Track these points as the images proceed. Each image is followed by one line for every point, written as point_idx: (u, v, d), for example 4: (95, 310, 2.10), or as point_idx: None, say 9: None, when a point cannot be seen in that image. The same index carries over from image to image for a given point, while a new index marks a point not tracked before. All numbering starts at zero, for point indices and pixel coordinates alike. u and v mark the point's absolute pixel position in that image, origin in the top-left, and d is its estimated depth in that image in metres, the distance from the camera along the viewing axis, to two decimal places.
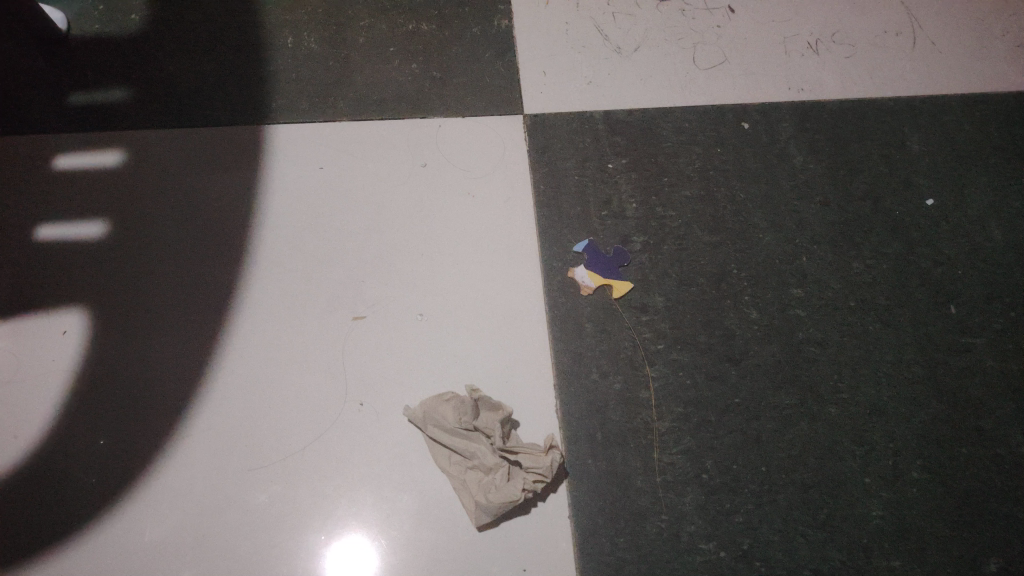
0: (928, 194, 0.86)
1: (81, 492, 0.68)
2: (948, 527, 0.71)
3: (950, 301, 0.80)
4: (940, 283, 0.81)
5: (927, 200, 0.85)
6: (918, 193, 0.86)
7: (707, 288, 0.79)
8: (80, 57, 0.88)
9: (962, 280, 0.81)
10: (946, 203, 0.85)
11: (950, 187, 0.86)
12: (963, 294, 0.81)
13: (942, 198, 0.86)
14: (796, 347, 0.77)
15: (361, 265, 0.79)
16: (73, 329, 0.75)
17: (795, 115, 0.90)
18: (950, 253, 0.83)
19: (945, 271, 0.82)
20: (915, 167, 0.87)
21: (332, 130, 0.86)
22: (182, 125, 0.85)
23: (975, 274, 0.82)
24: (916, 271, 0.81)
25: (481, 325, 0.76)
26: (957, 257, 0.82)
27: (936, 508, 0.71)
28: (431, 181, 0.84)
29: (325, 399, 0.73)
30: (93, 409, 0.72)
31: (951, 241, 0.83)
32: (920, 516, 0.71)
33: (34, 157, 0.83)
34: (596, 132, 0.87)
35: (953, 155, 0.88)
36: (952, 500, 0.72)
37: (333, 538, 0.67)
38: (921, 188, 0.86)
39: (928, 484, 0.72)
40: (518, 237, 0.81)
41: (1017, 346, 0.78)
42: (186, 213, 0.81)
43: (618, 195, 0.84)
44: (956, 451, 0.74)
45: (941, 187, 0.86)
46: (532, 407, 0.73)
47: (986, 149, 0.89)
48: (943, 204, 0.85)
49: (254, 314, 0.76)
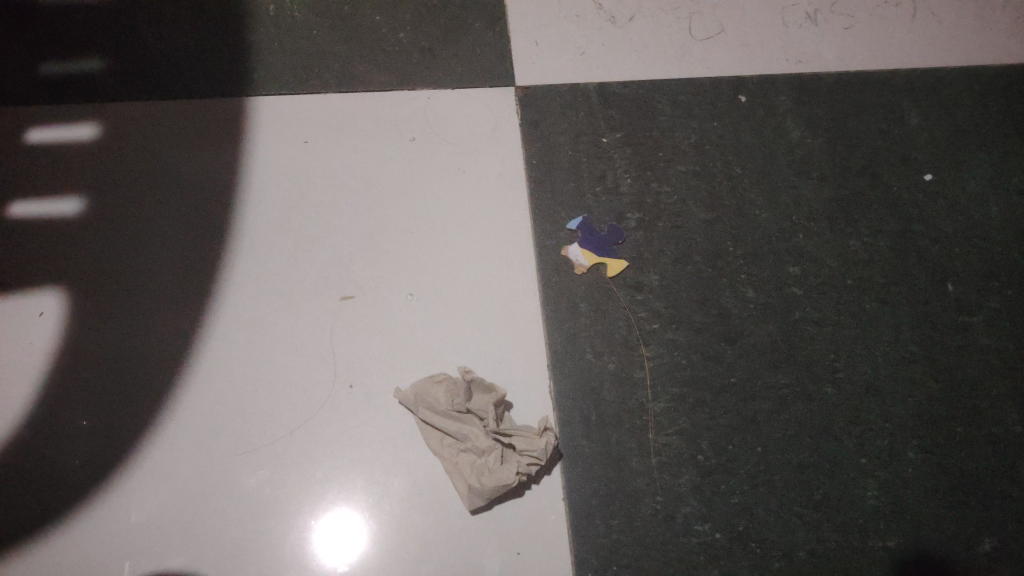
0: (926, 170, 0.84)
1: (64, 479, 0.67)
2: (943, 507, 0.70)
3: (948, 281, 0.79)
4: (938, 263, 0.80)
5: (924, 176, 0.84)
6: (916, 170, 0.84)
7: (703, 267, 0.78)
8: (53, 24, 0.84)
9: (961, 259, 0.80)
10: (944, 179, 0.84)
11: (949, 164, 0.85)
12: (962, 274, 0.79)
13: (940, 175, 0.84)
14: (793, 326, 0.76)
15: (348, 243, 0.77)
16: (51, 311, 0.72)
17: (793, 88, 0.88)
18: (948, 232, 0.81)
19: (943, 250, 0.80)
20: (914, 143, 0.86)
21: (317, 103, 0.83)
22: (162, 97, 0.82)
23: (973, 254, 0.81)
24: (914, 249, 0.80)
25: (474, 306, 0.75)
26: (955, 236, 0.81)
27: (933, 488, 0.71)
28: (421, 156, 0.81)
29: (313, 382, 0.71)
30: (75, 393, 0.70)
31: (949, 220, 0.82)
32: (917, 496, 0.70)
33: (7, 131, 0.79)
34: (591, 105, 0.85)
35: (952, 132, 0.87)
36: (948, 480, 0.71)
37: (325, 522, 0.66)
38: (920, 165, 0.85)
39: (926, 464, 0.72)
40: (510, 213, 0.79)
41: (1013, 328, 0.78)
42: (167, 189, 0.78)
43: (614, 170, 0.82)
44: (953, 432, 0.73)
45: (939, 165, 0.85)
46: (526, 389, 0.71)
47: (985, 126, 0.87)
48: (942, 182, 0.84)
49: (239, 294, 0.74)
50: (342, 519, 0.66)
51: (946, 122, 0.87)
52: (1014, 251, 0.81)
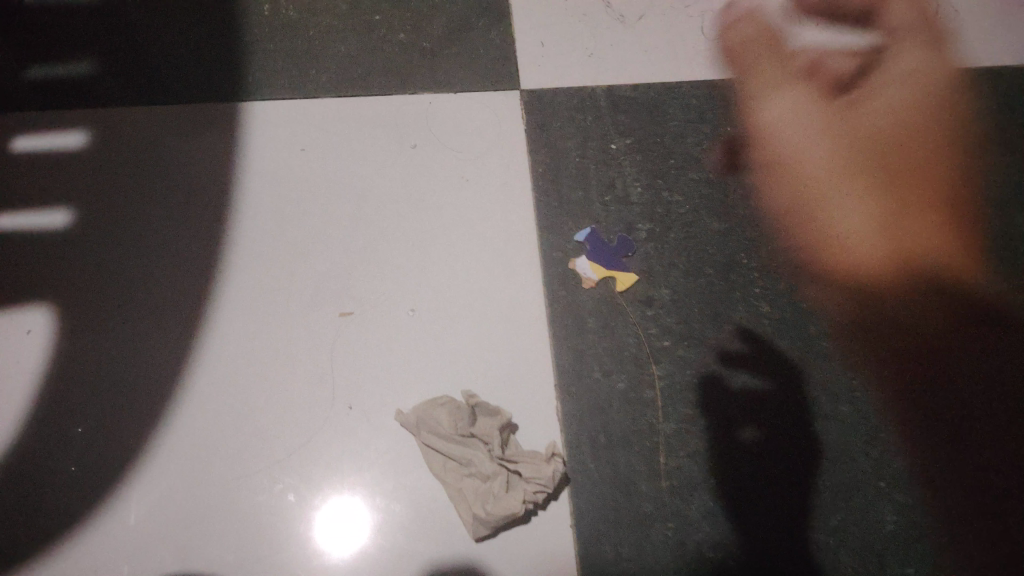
0: (871, 212, 0.79)
1: (53, 503, 0.64)
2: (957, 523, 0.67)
3: (895, 329, 0.74)
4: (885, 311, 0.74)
5: (872, 219, 0.79)
6: (866, 211, 0.79)
7: (715, 280, 0.75)
8: (48, 32, 0.83)
9: (909, 306, 0.75)
10: (890, 223, 0.78)
11: (894, 205, 0.79)
12: (905, 324, 0.74)
13: (888, 219, 0.79)
14: (809, 341, 0.73)
15: (347, 255, 0.74)
16: (39, 328, 0.70)
17: (808, 91, 0.85)
18: (895, 277, 0.76)
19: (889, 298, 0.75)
20: (860, 183, 0.80)
21: (316, 108, 0.80)
22: (151, 100, 0.80)
23: (923, 302, 0.75)
24: (866, 296, 0.75)
25: (477, 321, 0.72)
26: (898, 284, 0.76)
27: (947, 505, 0.68)
28: (423, 163, 0.78)
29: (312, 402, 0.68)
30: (65, 413, 0.67)
31: (894, 262, 0.77)
32: (929, 512, 0.67)
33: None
34: (598, 109, 0.82)
35: (898, 170, 0.81)
36: (961, 497, 0.68)
37: (324, 519, 0.65)
38: (867, 205, 0.79)
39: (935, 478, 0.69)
40: (515, 223, 0.76)
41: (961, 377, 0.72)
42: (160, 199, 0.76)
43: (623, 178, 0.79)
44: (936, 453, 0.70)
45: (884, 205, 0.79)
46: (531, 409, 0.68)
47: (933, 164, 0.82)
48: (891, 223, 0.78)
49: (235, 309, 0.71)
50: (347, 516, 0.65)
51: (893, 159, 0.82)
52: (893, 299, 0.75)
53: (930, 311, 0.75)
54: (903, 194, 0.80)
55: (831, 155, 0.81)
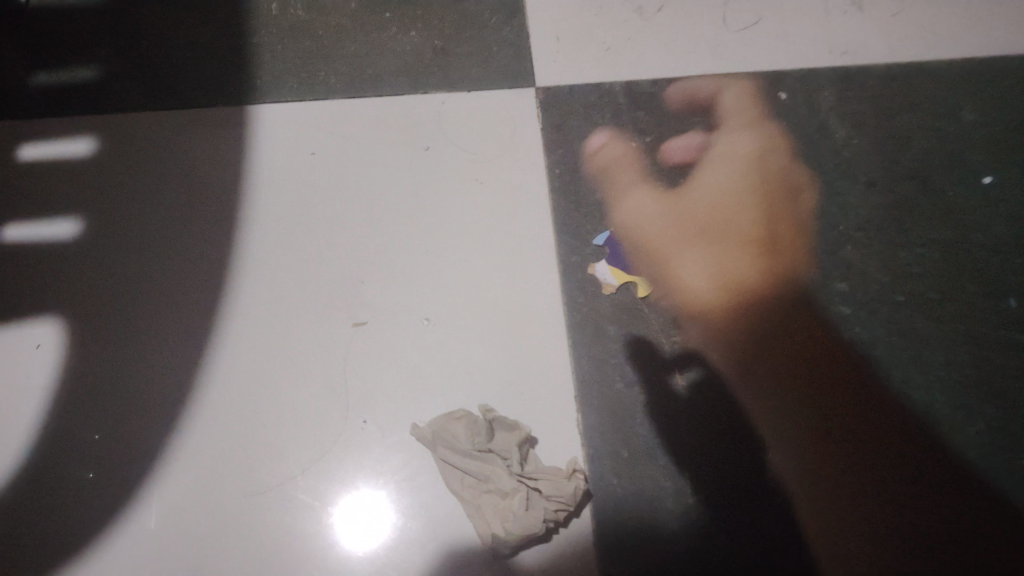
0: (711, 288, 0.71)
1: (66, 521, 0.62)
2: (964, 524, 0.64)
3: (767, 414, 0.67)
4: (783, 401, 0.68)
5: (722, 296, 0.71)
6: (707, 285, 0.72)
7: (741, 284, 0.72)
8: (53, 38, 0.81)
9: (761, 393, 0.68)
10: (721, 297, 0.71)
11: (730, 278, 0.72)
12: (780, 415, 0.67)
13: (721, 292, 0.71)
14: (840, 348, 0.70)
15: (359, 263, 0.72)
16: (48, 342, 0.68)
17: (837, 83, 0.81)
18: (757, 362, 0.69)
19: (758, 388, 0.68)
20: (701, 248, 0.73)
21: (324, 110, 0.78)
22: (157, 106, 0.78)
23: (778, 388, 0.68)
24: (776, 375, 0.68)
25: (492, 331, 0.69)
26: (751, 372, 0.68)
27: (950, 506, 0.64)
28: (435, 166, 0.76)
29: (324, 416, 0.66)
30: (75, 428, 0.66)
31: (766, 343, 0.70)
32: (924, 514, 0.64)
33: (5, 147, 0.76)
34: (617, 107, 0.79)
35: (734, 235, 0.73)
36: (959, 495, 0.65)
37: (341, 517, 0.63)
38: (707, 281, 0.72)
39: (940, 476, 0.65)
40: (532, 227, 0.73)
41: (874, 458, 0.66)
42: (168, 208, 0.74)
43: (644, 178, 0.76)
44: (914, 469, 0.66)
45: (730, 275, 0.72)
46: (551, 422, 0.66)
47: (770, 218, 0.74)
48: (734, 296, 0.71)
49: (245, 320, 0.69)
50: (367, 509, 0.64)
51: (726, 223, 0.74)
52: (756, 378, 0.68)
53: (802, 393, 0.68)
54: (938, 191, 0.76)
55: (664, 221, 0.74)
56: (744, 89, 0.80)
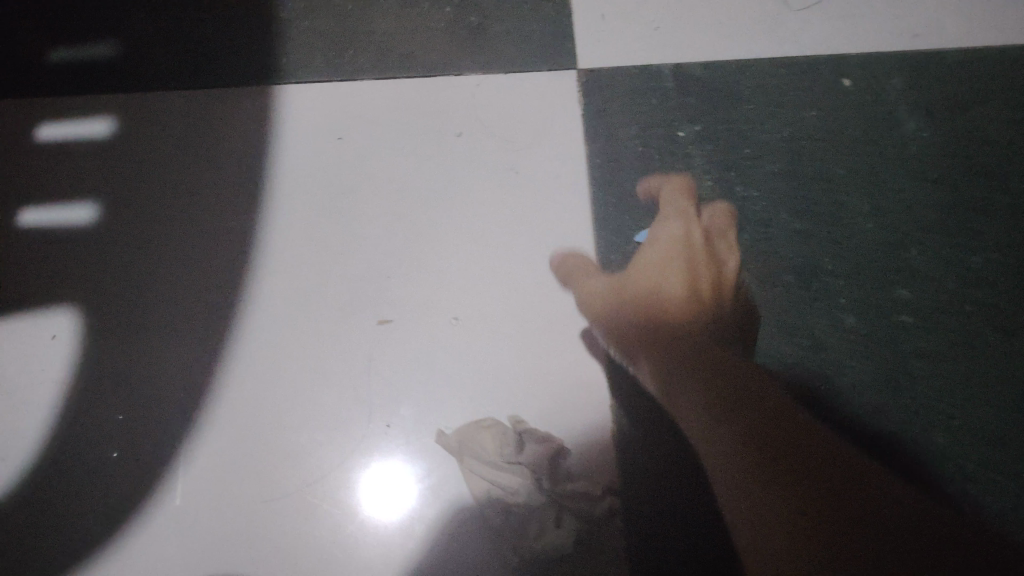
0: (642, 356, 0.60)
1: (81, 521, 0.60)
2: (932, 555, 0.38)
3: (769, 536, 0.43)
4: (757, 458, 0.46)
5: (676, 372, 0.56)
6: (641, 356, 0.60)
7: (794, 288, 0.66)
8: (75, 13, 0.78)
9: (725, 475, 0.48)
10: (657, 366, 0.58)
11: (693, 361, 0.56)
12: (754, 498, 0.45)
13: (657, 362, 0.58)
14: (901, 360, 0.64)
15: (386, 257, 0.68)
16: (64, 332, 0.66)
17: (905, 69, 0.74)
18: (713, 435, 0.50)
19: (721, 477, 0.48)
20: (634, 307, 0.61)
21: (351, 94, 0.74)
22: (178, 85, 0.75)
23: (746, 462, 0.47)
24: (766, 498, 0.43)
25: (521, 334, 0.65)
26: (704, 440, 0.51)
27: None
28: (468, 154, 0.71)
29: (346, 419, 0.63)
30: (91, 423, 0.63)
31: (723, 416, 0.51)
32: None
33: (26, 127, 0.73)
34: (664, 92, 0.74)
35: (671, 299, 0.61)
36: None
37: (369, 504, 0.60)
38: (643, 352, 0.60)
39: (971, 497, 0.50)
40: (569, 221, 0.69)
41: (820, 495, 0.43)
42: (187, 193, 0.71)
43: (691, 170, 0.70)
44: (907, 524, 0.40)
45: (683, 360, 0.56)
46: (583, 432, 0.61)
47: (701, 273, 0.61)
48: (687, 390, 0.54)
49: (267, 315, 0.66)
50: (400, 493, 0.61)
51: (662, 286, 0.62)
52: (719, 435, 0.50)
53: (770, 451, 0.47)
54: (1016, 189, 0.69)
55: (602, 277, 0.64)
56: (680, 182, 0.68)
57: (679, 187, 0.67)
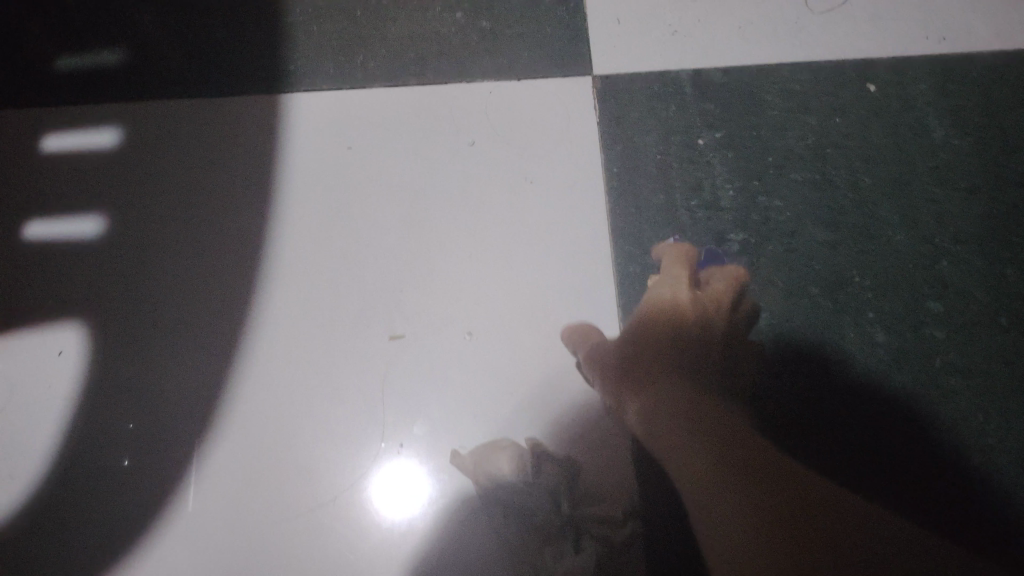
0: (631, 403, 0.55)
1: (87, 542, 0.59)
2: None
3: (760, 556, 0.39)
4: (750, 485, 0.43)
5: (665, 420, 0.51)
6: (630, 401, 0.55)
7: (821, 300, 0.64)
8: (81, 20, 0.77)
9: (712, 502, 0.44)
10: (646, 412, 0.53)
11: (683, 406, 0.51)
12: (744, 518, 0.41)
13: (646, 406, 0.54)
14: (933, 377, 0.61)
15: (399, 270, 0.66)
16: (71, 347, 0.64)
17: (935, 74, 0.72)
18: (700, 465, 0.46)
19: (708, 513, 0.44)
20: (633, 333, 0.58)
21: (362, 101, 0.72)
22: (186, 93, 0.73)
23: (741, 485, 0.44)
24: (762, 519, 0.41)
25: (537, 349, 0.63)
26: (691, 464, 0.47)
27: None
28: (482, 163, 0.69)
29: (358, 437, 0.61)
30: (97, 441, 0.61)
31: (714, 451, 0.47)
32: None
33: (33, 137, 0.72)
34: (683, 98, 0.71)
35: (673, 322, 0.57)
36: None
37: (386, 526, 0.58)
38: (633, 398, 0.55)
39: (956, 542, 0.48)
40: (587, 232, 0.66)
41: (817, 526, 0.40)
42: (195, 204, 0.69)
43: (712, 179, 0.68)
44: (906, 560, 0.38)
45: (673, 406, 0.51)
46: (603, 452, 0.59)
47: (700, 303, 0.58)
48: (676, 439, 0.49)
49: (277, 329, 0.64)
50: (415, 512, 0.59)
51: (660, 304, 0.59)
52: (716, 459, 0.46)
53: (764, 485, 0.43)
54: None
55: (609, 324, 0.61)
56: (679, 250, 0.63)
57: (677, 255, 0.63)
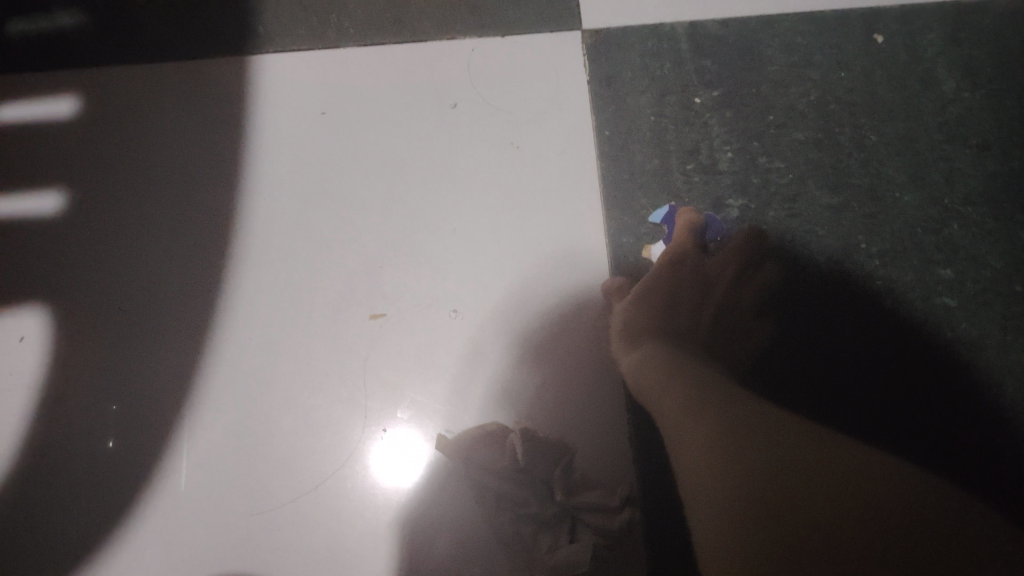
0: (623, 357, 0.56)
1: (57, 538, 0.56)
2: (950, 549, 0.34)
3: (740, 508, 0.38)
4: (740, 450, 0.41)
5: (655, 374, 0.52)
6: (623, 354, 0.56)
7: (826, 268, 0.60)
8: None
9: (699, 471, 0.42)
10: (637, 363, 0.54)
11: (671, 364, 0.52)
12: (734, 489, 0.39)
13: (637, 358, 0.55)
14: (944, 347, 0.58)
15: (379, 243, 0.62)
16: (33, 333, 0.60)
17: (946, 24, 0.67)
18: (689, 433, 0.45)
19: (695, 480, 0.42)
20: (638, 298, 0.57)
21: (335, 63, 0.68)
22: (148, 57, 0.68)
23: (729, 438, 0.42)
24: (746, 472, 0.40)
25: (528, 325, 0.59)
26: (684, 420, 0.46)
27: None
28: (465, 128, 0.65)
29: (341, 421, 0.58)
30: (65, 431, 0.58)
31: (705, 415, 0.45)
32: None
33: None
34: (679, 53, 0.67)
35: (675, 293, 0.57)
36: None
37: (374, 512, 0.56)
38: (625, 352, 0.57)
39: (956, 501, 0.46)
40: (578, 199, 0.63)
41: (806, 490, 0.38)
42: (161, 176, 0.65)
43: (710, 141, 0.64)
44: (913, 512, 0.36)
45: (664, 362, 0.52)
46: (598, 432, 0.56)
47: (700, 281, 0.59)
48: (665, 392, 0.50)
49: (251, 310, 0.61)
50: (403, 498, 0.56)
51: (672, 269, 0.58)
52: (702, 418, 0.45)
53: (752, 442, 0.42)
54: None
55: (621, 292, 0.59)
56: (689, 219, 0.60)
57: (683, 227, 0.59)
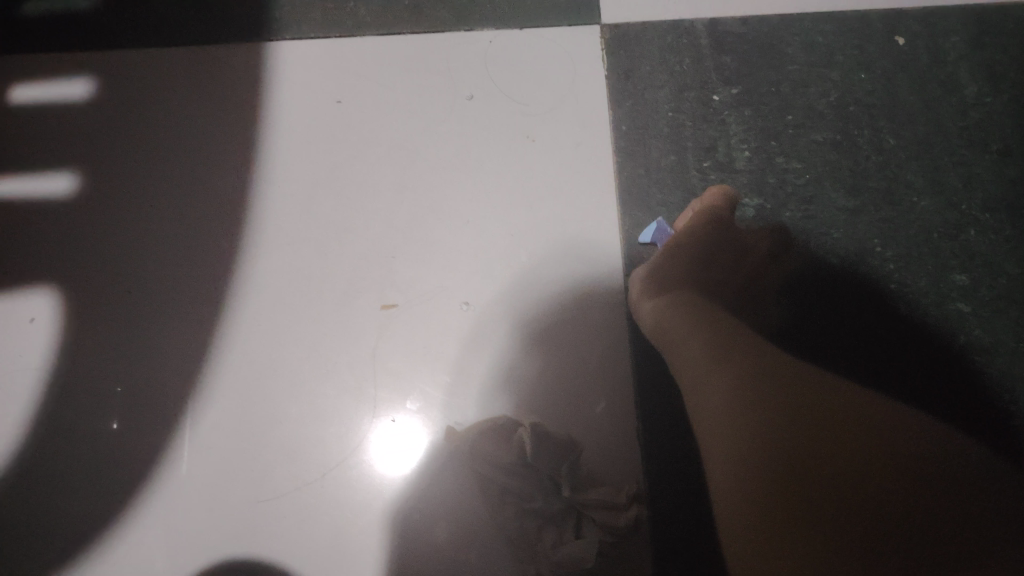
0: (643, 307, 0.57)
1: (62, 519, 0.56)
2: (918, 542, 0.36)
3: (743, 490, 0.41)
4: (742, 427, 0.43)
5: (678, 323, 0.53)
6: (645, 297, 0.57)
7: (839, 271, 0.60)
8: None
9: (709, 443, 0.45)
10: (659, 307, 0.55)
11: (690, 319, 0.53)
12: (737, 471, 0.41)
13: (660, 304, 0.55)
14: (956, 355, 0.57)
15: (392, 231, 0.62)
16: (43, 315, 0.60)
17: (968, 27, 0.67)
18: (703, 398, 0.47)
19: (706, 445, 0.45)
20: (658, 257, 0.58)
21: (351, 51, 0.67)
22: (163, 41, 0.68)
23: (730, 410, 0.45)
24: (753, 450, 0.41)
25: (540, 319, 0.59)
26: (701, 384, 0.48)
27: None
28: (478, 120, 0.65)
29: (349, 410, 0.58)
30: (72, 413, 0.58)
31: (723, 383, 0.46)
32: None
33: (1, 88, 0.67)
34: (698, 50, 0.67)
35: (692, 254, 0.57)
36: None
37: (380, 502, 0.56)
38: (648, 297, 0.57)
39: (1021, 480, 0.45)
40: (592, 193, 0.62)
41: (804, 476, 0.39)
42: (175, 160, 0.65)
43: (726, 139, 0.64)
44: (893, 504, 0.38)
45: (682, 313, 0.53)
46: (607, 427, 0.56)
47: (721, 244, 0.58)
48: (686, 344, 0.51)
49: (261, 297, 0.61)
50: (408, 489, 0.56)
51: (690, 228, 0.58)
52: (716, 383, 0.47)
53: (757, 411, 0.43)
54: None
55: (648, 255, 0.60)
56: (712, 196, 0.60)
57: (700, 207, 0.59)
